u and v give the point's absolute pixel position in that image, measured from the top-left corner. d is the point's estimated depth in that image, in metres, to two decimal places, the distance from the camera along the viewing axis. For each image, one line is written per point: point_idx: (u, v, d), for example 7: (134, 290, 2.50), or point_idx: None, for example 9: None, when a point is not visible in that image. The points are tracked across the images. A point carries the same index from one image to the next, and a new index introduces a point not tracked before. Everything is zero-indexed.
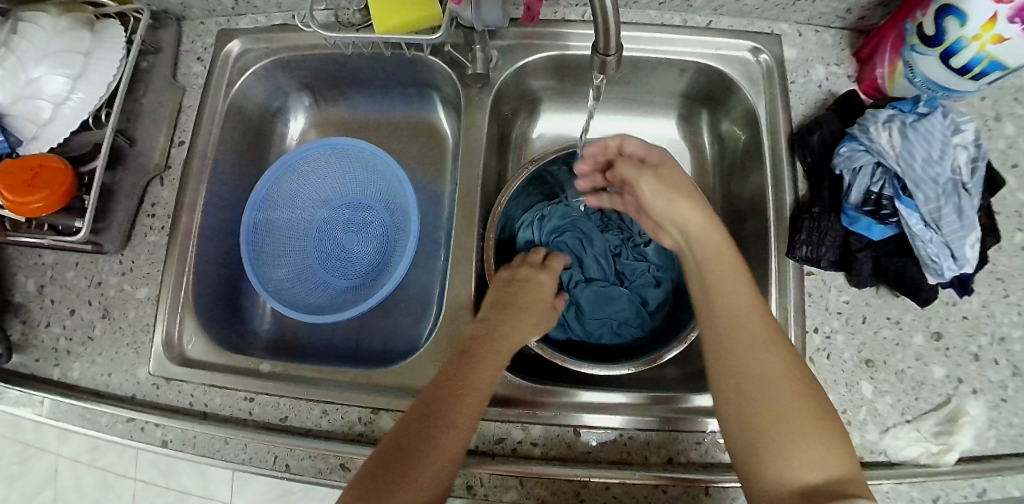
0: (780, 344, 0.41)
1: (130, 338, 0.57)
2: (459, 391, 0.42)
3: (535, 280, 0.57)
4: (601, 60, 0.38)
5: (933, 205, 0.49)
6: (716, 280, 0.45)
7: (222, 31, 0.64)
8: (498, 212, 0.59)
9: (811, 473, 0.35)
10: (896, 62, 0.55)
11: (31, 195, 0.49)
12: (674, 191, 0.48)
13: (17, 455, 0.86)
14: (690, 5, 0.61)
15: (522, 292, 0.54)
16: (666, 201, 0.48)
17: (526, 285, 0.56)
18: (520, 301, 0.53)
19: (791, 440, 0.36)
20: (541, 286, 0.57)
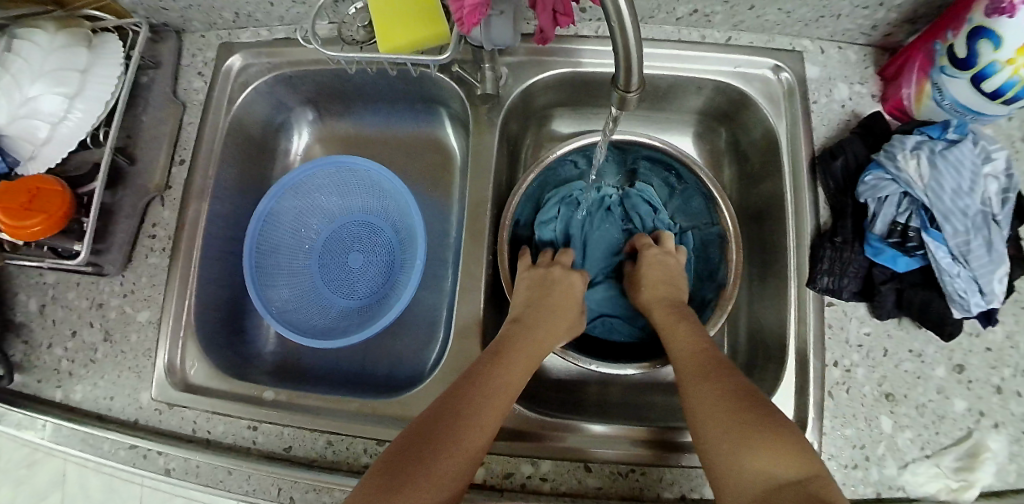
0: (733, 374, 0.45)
1: (132, 362, 0.56)
2: (472, 394, 0.43)
3: (567, 280, 0.58)
4: (621, 96, 0.36)
5: (961, 238, 0.48)
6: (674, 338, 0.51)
7: (223, 44, 0.62)
8: (506, 227, 0.57)
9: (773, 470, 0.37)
10: (924, 83, 0.52)
11: (28, 219, 0.47)
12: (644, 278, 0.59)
13: (24, 459, 0.73)
14: (709, 21, 0.58)
15: (561, 285, 0.57)
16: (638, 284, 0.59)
17: (558, 282, 0.57)
18: (554, 302, 0.55)
19: (739, 451, 0.39)
20: (572, 286, 0.58)
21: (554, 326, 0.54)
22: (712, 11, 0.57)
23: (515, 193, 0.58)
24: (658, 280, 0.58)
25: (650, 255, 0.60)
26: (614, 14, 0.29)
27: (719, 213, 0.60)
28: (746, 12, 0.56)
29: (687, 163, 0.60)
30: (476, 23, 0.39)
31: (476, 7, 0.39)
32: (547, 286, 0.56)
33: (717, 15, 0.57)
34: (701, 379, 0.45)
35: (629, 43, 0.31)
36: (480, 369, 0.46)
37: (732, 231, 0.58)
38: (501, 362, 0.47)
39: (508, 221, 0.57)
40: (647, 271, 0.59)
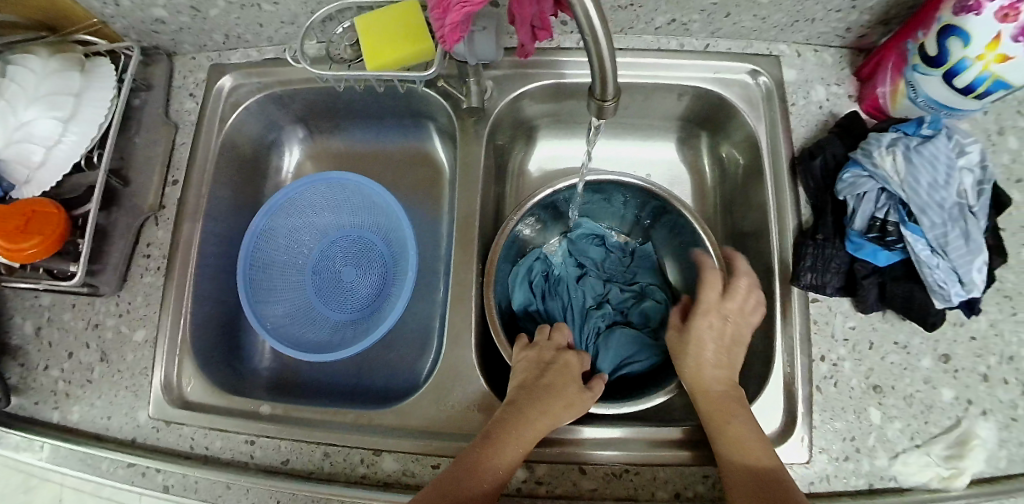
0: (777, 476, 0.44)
1: (129, 381, 0.56)
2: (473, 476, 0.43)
3: (561, 360, 0.54)
4: (598, 105, 0.37)
5: (939, 231, 0.49)
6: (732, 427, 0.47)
7: (213, 66, 0.64)
8: (498, 245, 0.58)
9: None
10: (898, 81, 0.54)
11: (25, 241, 0.48)
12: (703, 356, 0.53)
13: (22, 485, 0.72)
14: (688, 29, 0.60)
15: (566, 360, 0.54)
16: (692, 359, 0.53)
17: (553, 366, 0.53)
18: (550, 383, 0.51)
19: None
20: (568, 364, 0.54)
21: (552, 408, 0.49)
22: (690, 20, 0.58)
23: (500, 234, 0.59)
24: (707, 357, 0.52)
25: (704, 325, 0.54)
26: (587, 27, 0.30)
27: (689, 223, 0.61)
28: (724, 19, 0.58)
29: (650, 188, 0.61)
30: (459, 41, 0.40)
31: (456, 24, 0.40)
32: (544, 370, 0.53)
33: (695, 23, 0.59)
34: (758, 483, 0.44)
35: (604, 54, 0.32)
36: (486, 443, 0.45)
37: (713, 251, 0.59)
38: (502, 437, 0.46)
39: (501, 247, 0.58)
40: (698, 340, 0.53)
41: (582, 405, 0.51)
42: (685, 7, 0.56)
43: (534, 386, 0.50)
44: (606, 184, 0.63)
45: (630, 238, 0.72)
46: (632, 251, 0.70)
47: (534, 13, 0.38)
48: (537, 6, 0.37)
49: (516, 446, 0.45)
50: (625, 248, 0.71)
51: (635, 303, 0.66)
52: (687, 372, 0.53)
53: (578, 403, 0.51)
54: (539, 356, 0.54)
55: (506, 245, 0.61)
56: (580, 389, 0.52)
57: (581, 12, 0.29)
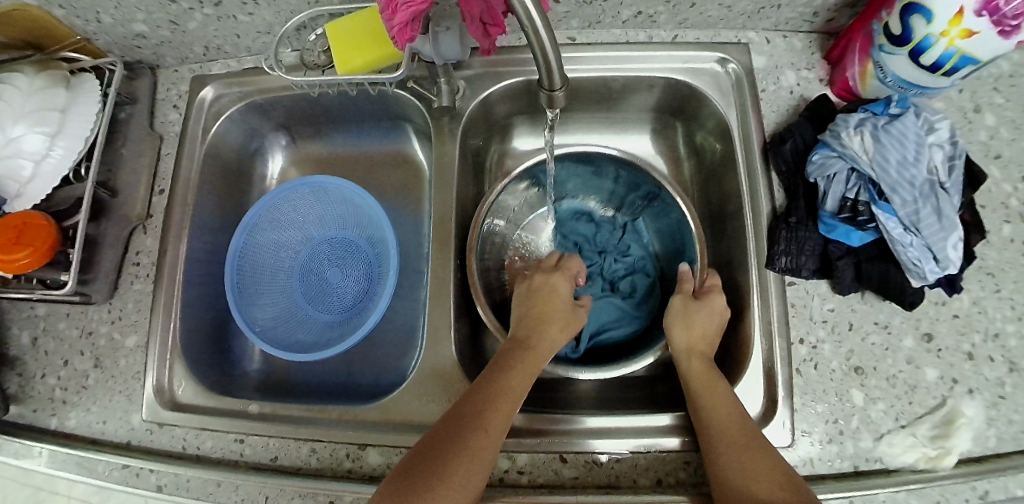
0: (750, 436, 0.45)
1: (122, 386, 0.58)
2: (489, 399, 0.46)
3: (550, 285, 0.61)
4: (548, 95, 0.38)
5: (910, 209, 0.48)
6: (711, 392, 0.49)
7: (195, 77, 0.66)
8: (476, 230, 0.60)
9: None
10: (866, 62, 0.54)
11: (17, 252, 0.49)
12: (702, 332, 0.55)
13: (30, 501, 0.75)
14: (655, 21, 0.61)
15: (552, 291, 0.60)
16: (684, 328, 0.56)
17: (545, 292, 0.60)
18: (545, 308, 0.58)
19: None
20: (558, 287, 0.60)
21: (551, 332, 0.56)
22: (655, 12, 0.59)
23: (479, 212, 0.61)
24: (709, 331, 0.55)
25: (716, 303, 0.56)
26: (527, 25, 0.31)
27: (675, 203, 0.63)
28: (689, 10, 0.59)
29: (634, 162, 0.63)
30: (410, 40, 0.42)
31: (405, 25, 0.41)
32: (536, 296, 0.60)
33: (660, 15, 0.60)
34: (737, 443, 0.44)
35: (546, 48, 0.33)
36: (493, 372, 0.49)
37: (694, 225, 0.60)
38: (509, 365, 0.50)
39: (475, 237, 0.59)
40: (697, 314, 0.56)
41: (575, 319, 0.59)
42: None
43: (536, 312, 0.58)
44: (596, 155, 0.64)
45: (618, 213, 0.73)
46: (622, 225, 0.71)
47: (481, 9, 0.39)
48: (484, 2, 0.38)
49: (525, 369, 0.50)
50: (614, 222, 0.72)
51: (625, 275, 0.69)
52: (678, 339, 0.56)
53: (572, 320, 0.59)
54: (531, 286, 0.61)
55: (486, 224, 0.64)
56: (568, 310, 0.59)
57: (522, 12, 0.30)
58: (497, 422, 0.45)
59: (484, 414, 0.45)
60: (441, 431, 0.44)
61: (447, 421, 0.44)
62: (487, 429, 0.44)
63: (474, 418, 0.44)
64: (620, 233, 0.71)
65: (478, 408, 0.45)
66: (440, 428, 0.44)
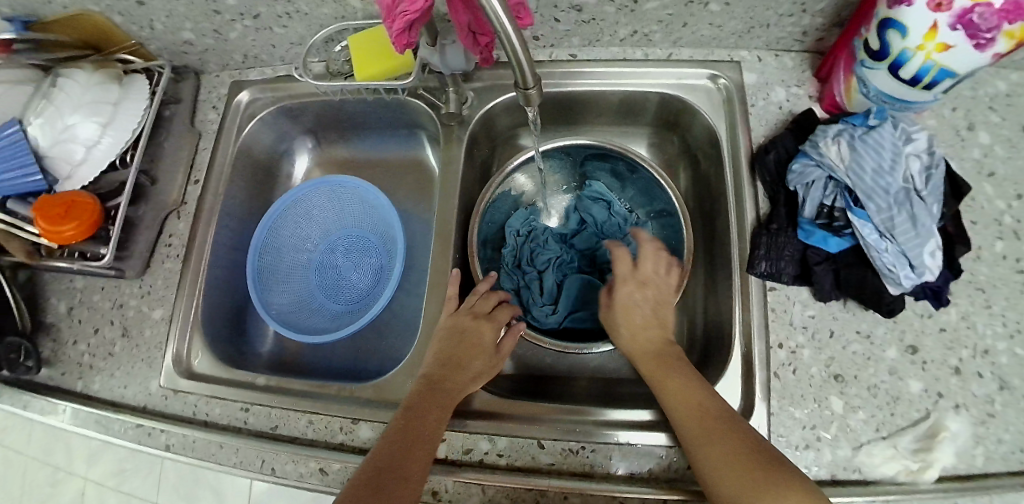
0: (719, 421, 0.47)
1: (144, 354, 0.63)
2: (405, 458, 0.46)
3: (474, 329, 0.57)
4: (523, 94, 0.43)
5: (885, 215, 0.50)
6: (670, 389, 0.51)
7: (234, 83, 0.73)
8: (479, 214, 0.65)
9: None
10: (850, 78, 0.57)
11: (64, 225, 0.56)
12: (637, 325, 0.58)
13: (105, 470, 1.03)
14: (651, 39, 0.66)
15: (473, 337, 0.56)
16: (618, 326, 0.59)
17: (467, 337, 0.56)
18: (461, 357, 0.55)
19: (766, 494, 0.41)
20: (481, 337, 0.57)
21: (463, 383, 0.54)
22: (651, 31, 0.64)
23: (484, 194, 0.66)
24: (641, 321, 0.58)
25: (626, 290, 0.60)
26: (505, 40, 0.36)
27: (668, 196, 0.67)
28: (682, 29, 0.64)
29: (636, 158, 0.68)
30: (405, 46, 0.48)
31: (402, 32, 0.47)
32: (455, 340, 0.56)
33: (655, 33, 0.65)
34: (704, 435, 0.46)
35: (518, 51, 0.37)
36: (410, 423, 0.49)
37: (683, 214, 0.65)
38: (422, 421, 0.49)
39: (475, 228, 0.64)
40: (625, 311, 0.59)
41: (490, 370, 0.56)
42: (642, 18, 0.62)
43: (449, 367, 0.54)
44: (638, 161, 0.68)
45: (634, 212, 0.75)
46: (633, 223, 0.73)
47: (470, 21, 0.47)
48: (471, 15, 0.46)
49: (436, 427, 0.49)
50: (628, 219, 0.73)
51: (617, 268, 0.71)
52: (624, 341, 0.58)
53: (485, 372, 0.56)
54: (453, 326, 0.57)
55: (490, 203, 0.69)
56: (488, 358, 0.57)
57: (492, 17, 0.34)
58: (414, 478, 0.45)
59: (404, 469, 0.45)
60: (358, 484, 0.43)
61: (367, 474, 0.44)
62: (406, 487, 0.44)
63: (394, 473, 0.44)
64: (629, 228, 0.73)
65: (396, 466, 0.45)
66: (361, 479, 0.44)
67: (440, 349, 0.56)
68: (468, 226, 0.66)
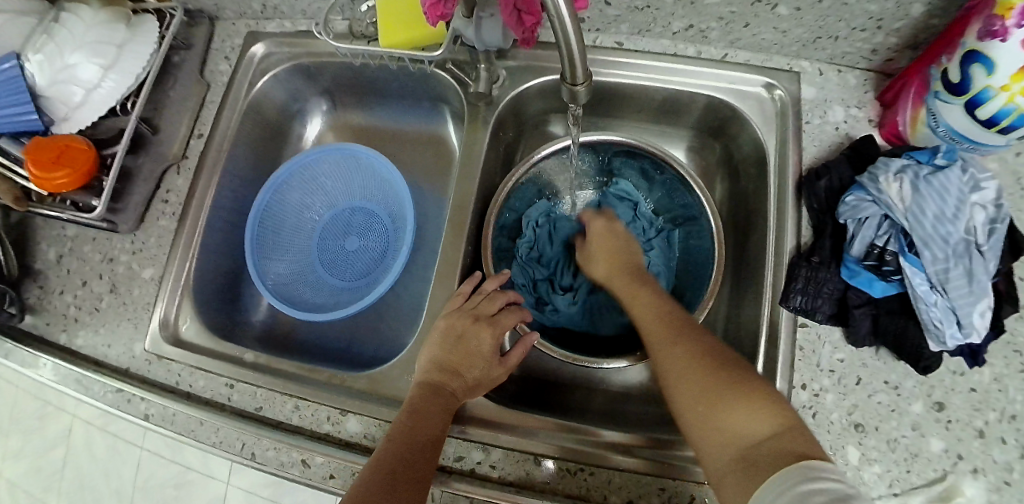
0: (688, 335, 0.48)
1: (131, 314, 0.60)
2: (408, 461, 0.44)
3: (474, 335, 0.54)
4: (570, 88, 0.38)
5: (940, 266, 0.46)
6: (638, 306, 0.54)
7: (250, 34, 0.68)
8: (496, 207, 0.61)
9: (760, 427, 0.39)
10: (919, 108, 0.52)
11: (54, 172, 0.52)
12: (608, 254, 0.60)
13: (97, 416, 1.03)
14: (706, 36, 0.61)
15: (471, 346, 0.53)
16: (592, 262, 0.62)
17: (465, 343, 0.53)
18: (458, 363, 0.52)
19: (721, 406, 0.41)
20: (481, 344, 0.53)
21: (459, 390, 0.51)
22: (708, 26, 0.59)
23: (505, 182, 0.63)
24: (611, 252, 0.61)
25: (598, 229, 0.63)
26: (555, 18, 0.31)
27: (703, 210, 0.63)
28: (742, 29, 0.58)
29: (675, 166, 0.64)
30: (439, 17, 0.46)
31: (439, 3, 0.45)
32: (451, 346, 0.53)
33: (712, 30, 0.59)
34: (667, 344, 0.48)
35: (570, 38, 0.33)
36: (410, 421, 0.47)
37: (717, 230, 0.61)
38: (421, 423, 0.47)
39: (493, 219, 0.60)
40: (598, 242, 0.62)
41: (489, 379, 0.53)
42: (701, 12, 0.57)
43: (444, 376, 0.51)
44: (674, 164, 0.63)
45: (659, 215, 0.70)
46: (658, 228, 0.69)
47: None
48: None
49: (438, 428, 0.47)
50: (653, 223, 0.69)
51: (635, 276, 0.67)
52: (598, 272, 0.61)
53: (484, 379, 0.53)
54: (450, 329, 0.54)
55: (510, 194, 0.65)
56: (487, 365, 0.54)
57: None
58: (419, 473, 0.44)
59: (410, 471, 0.44)
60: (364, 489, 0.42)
61: (373, 476, 0.43)
62: (412, 483, 0.43)
63: (396, 472, 0.43)
64: (653, 234, 0.69)
65: (399, 466, 0.44)
66: (369, 479, 0.43)
67: (437, 355, 0.53)
68: (485, 217, 0.62)
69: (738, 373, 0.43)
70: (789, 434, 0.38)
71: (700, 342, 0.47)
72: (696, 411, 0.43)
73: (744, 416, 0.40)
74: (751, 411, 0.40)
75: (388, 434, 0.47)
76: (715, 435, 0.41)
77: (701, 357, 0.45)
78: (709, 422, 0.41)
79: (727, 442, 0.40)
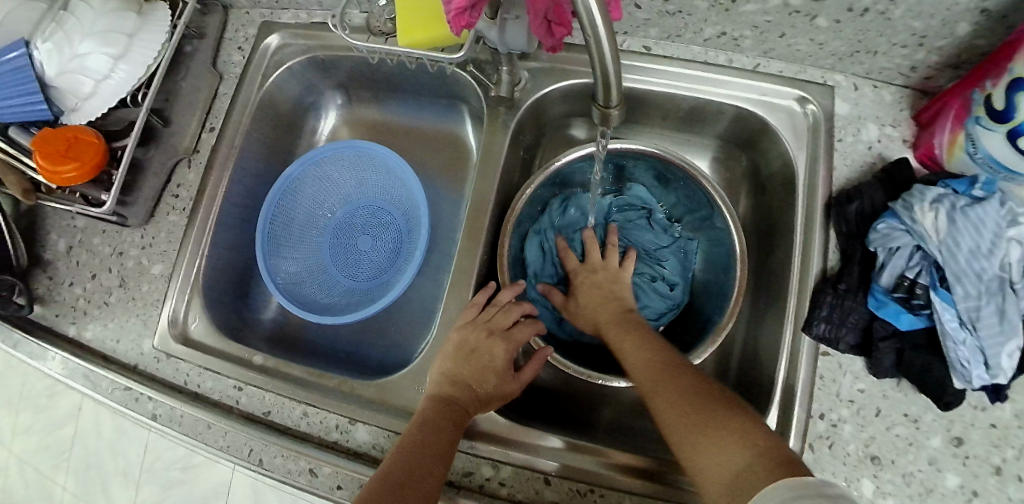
0: (674, 372, 0.47)
1: (140, 310, 0.59)
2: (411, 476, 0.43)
3: (487, 348, 0.53)
4: (602, 111, 0.36)
5: (972, 303, 0.45)
6: (626, 347, 0.53)
7: (265, 23, 0.66)
8: (514, 214, 0.59)
9: (746, 453, 0.37)
10: (957, 132, 0.49)
11: (64, 165, 0.51)
12: (596, 300, 0.60)
13: None
14: (738, 45, 0.58)
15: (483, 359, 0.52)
16: (582, 309, 0.61)
17: (478, 356, 0.52)
18: (470, 377, 0.51)
19: (706, 439, 0.40)
20: (494, 358, 0.53)
21: (470, 405, 0.50)
22: (741, 35, 0.56)
23: (524, 190, 0.60)
24: (597, 298, 0.60)
25: (585, 277, 0.62)
26: (591, 34, 0.29)
27: (725, 226, 0.61)
28: (777, 40, 0.56)
29: (696, 178, 0.61)
30: (464, 27, 0.42)
31: (463, 11, 0.42)
32: (463, 359, 0.52)
33: (745, 39, 0.57)
34: (654, 383, 0.47)
35: (605, 52, 0.30)
36: (417, 435, 0.46)
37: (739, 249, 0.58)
38: (430, 437, 0.46)
39: (509, 227, 0.59)
40: (584, 289, 0.61)
41: (502, 394, 0.52)
42: (735, 21, 0.54)
43: (455, 389, 0.50)
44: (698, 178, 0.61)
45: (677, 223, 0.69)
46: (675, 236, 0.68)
47: (548, 7, 0.39)
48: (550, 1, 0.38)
49: (448, 443, 0.46)
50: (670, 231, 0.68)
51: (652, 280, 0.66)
52: (586, 321, 0.60)
53: (497, 394, 0.52)
54: (463, 342, 0.53)
55: (529, 200, 0.63)
56: (499, 380, 0.53)
57: (585, 18, 0.28)
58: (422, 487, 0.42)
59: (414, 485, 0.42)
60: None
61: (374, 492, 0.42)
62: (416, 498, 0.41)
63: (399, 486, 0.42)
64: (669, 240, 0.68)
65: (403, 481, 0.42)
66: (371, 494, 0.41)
67: (450, 368, 0.52)
68: (502, 224, 0.61)
69: (724, 405, 0.42)
70: (773, 459, 0.36)
71: (687, 378, 0.46)
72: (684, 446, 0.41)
73: (729, 444, 0.38)
74: (734, 443, 0.38)
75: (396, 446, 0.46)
76: (707, 464, 0.39)
77: (686, 392, 0.44)
78: (696, 456, 0.40)
79: (721, 469, 0.38)
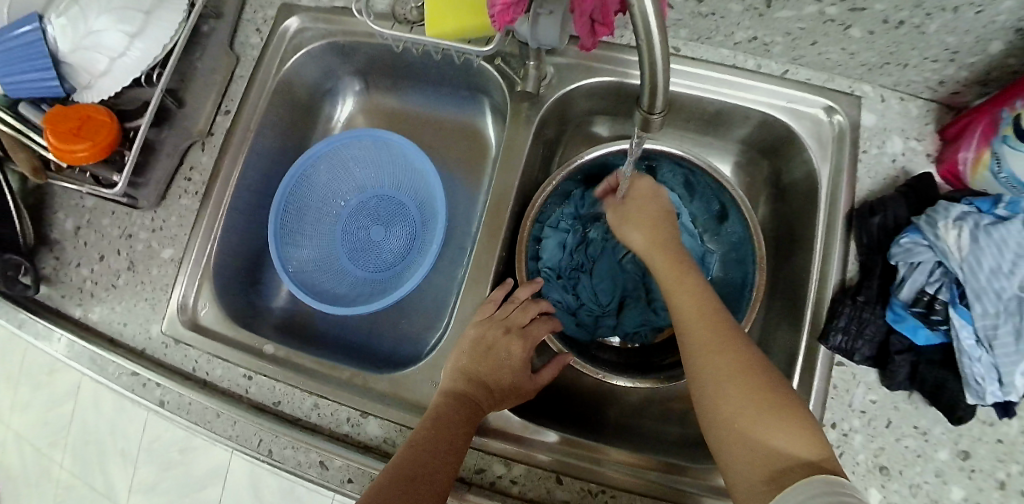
0: (730, 344, 0.45)
1: (149, 294, 0.58)
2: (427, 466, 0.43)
3: (502, 346, 0.52)
4: (644, 116, 0.36)
5: (990, 321, 0.45)
6: (678, 296, 0.50)
7: (284, 5, 0.64)
8: (533, 212, 0.58)
9: (793, 450, 0.37)
10: (984, 150, 0.49)
11: (76, 144, 0.50)
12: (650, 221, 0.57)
13: None
14: (768, 50, 0.58)
15: (495, 358, 0.52)
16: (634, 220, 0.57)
17: (494, 355, 0.52)
18: (484, 373, 0.51)
19: (752, 427, 0.39)
20: (509, 358, 0.52)
21: (483, 402, 0.49)
22: (772, 41, 0.56)
23: (543, 187, 0.59)
24: (651, 214, 0.57)
25: (641, 189, 0.59)
26: (643, 35, 0.28)
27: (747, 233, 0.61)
28: (808, 47, 0.55)
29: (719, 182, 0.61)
30: (509, 23, 0.42)
31: (508, 6, 0.42)
32: (478, 356, 0.52)
33: (776, 45, 0.56)
34: (709, 349, 0.45)
35: (656, 60, 0.30)
36: (436, 427, 0.46)
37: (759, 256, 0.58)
38: (447, 432, 0.45)
39: (529, 221, 0.58)
40: (639, 199, 0.58)
41: (517, 393, 0.52)
42: (768, 26, 0.53)
43: (470, 385, 0.50)
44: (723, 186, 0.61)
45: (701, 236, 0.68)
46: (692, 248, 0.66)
47: (594, 8, 0.39)
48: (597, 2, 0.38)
49: (463, 439, 0.46)
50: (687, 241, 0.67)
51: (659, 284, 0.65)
52: (634, 236, 0.57)
53: (510, 393, 0.52)
54: (480, 338, 0.53)
55: (547, 198, 0.62)
56: (515, 379, 0.52)
57: (639, 20, 0.27)
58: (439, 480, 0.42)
59: (427, 477, 0.42)
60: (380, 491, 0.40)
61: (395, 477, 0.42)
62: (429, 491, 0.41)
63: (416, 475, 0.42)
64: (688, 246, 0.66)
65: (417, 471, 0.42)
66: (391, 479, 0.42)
67: (466, 364, 0.51)
68: (521, 221, 0.60)
69: (774, 391, 0.41)
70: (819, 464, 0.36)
71: (741, 353, 0.44)
72: (728, 424, 0.41)
73: (783, 439, 0.38)
74: (790, 438, 0.38)
75: (412, 436, 0.46)
76: (746, 453, 0.39)
77: (740, 368, 0.43)
78: (735, 438, 0.40)
79: (758, 461, 0.38)
